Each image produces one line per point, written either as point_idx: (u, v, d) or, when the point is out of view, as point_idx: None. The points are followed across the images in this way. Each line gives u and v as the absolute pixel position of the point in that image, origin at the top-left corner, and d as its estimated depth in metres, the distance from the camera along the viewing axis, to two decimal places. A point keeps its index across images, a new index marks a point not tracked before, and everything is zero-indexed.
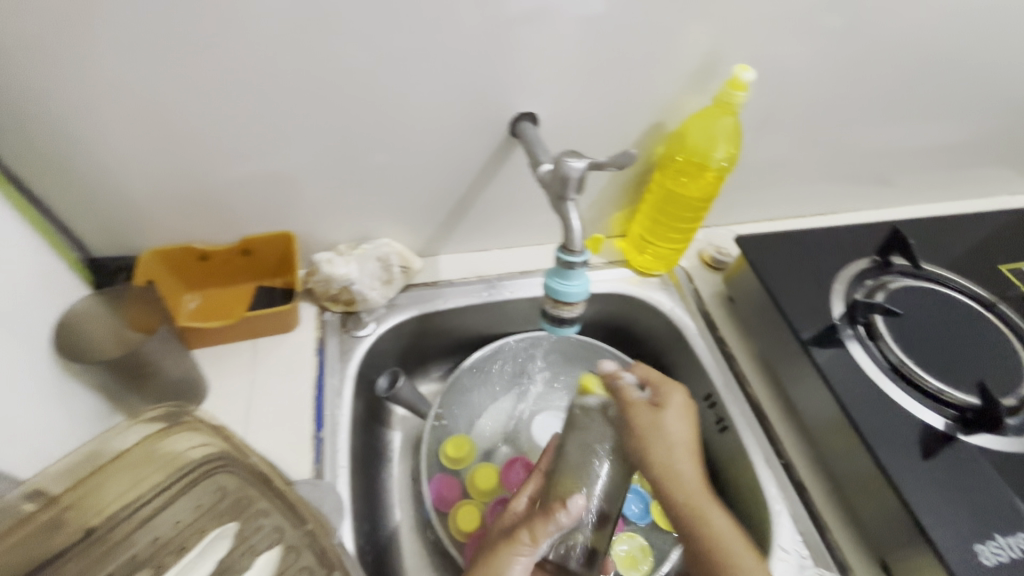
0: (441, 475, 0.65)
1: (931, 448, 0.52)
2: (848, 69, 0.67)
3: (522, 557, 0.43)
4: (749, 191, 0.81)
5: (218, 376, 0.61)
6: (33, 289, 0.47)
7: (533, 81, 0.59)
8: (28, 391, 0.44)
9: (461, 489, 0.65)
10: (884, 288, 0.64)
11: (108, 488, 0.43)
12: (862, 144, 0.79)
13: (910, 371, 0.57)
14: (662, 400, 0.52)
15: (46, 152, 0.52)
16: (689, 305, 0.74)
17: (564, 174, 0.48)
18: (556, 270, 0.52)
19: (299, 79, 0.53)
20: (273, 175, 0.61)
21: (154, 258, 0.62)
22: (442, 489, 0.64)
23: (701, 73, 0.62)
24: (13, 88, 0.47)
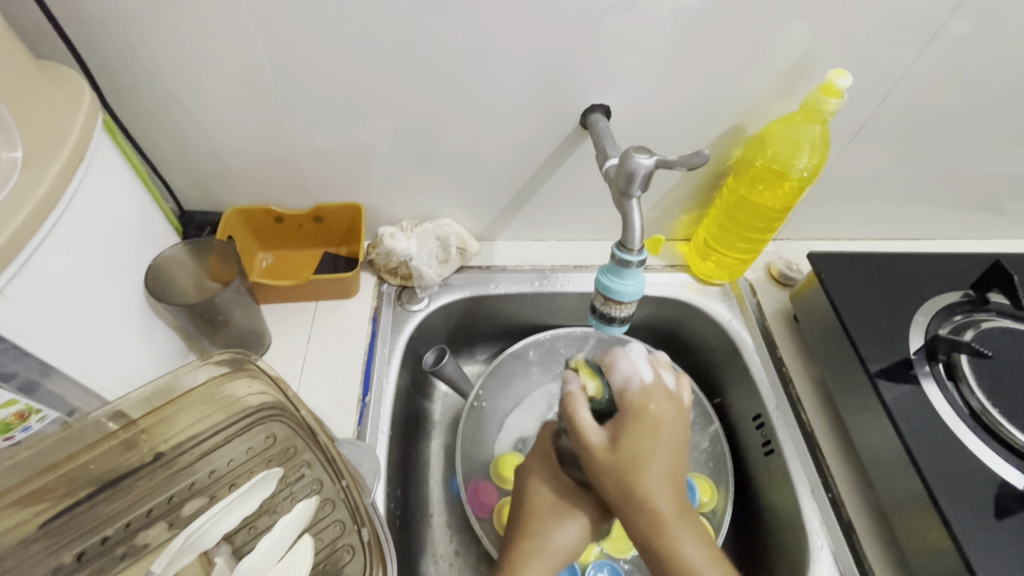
0: (477, 481, 0.67)
1: (1007, 507, 0.47)
2: (964, 81, 0.60)
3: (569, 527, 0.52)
4: (830, 206, 0.76)
5: (281, 331, 0.65)
6: (130, 232, 0.52)
7: (611, 73, 0.57)
8: (118, 322, 0.49)
9: (496, 493, 0.66)
10: (974, 326, 0.58)
11: (177, 420, 0.48)
12: (970, 165, 0.71)
13: (993, 420, 0.51)
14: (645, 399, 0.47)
15: (153, 109, 0.57)
16: (749, 319, 0.70)
17: (630, 170, 0.46)
18: (610, 267, 0.51)
19: (384, 58, 0.55)
20: (349, 148, 0.63)
21: (237, 216, 0.67)
22: (479, 495, 0.65)
23: (792, 75, 0.58)
24: (134, 51, 0.52)
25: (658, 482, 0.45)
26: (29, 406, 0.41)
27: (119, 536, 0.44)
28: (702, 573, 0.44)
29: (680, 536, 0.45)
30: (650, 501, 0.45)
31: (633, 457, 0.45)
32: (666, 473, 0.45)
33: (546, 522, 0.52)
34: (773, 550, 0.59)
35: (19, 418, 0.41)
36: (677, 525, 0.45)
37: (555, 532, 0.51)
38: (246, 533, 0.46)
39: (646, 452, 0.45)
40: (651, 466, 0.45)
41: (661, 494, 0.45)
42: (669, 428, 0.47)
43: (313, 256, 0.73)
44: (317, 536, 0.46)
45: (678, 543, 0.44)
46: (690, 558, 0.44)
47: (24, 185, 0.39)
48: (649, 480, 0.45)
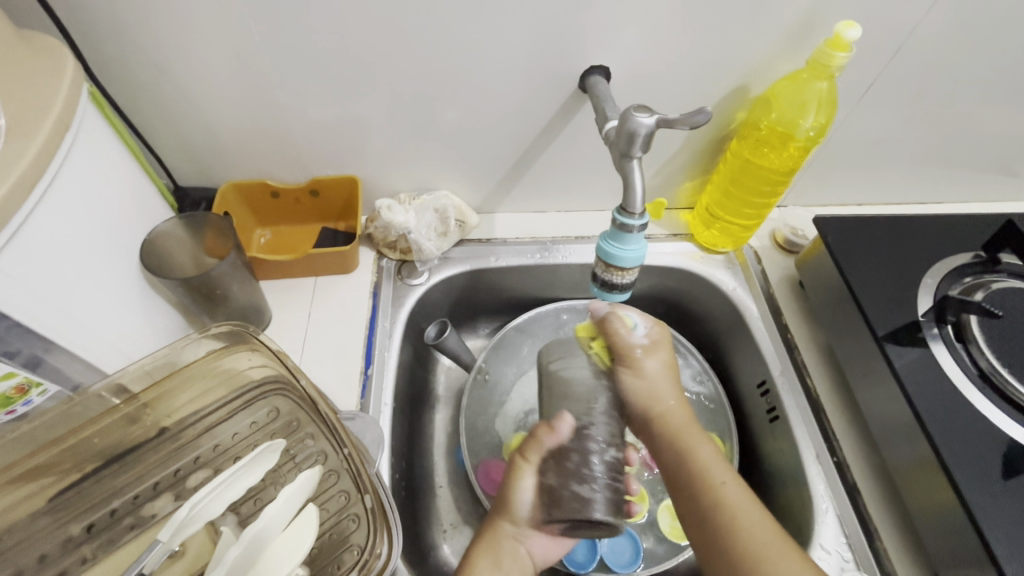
0: (488, 461, 0.66)
1: (1016, 467, 0.47)
2: (978, 35, 0.58)
3: (523, 485, 0.51)
4: (838, 170, 0.74)
5: (281, 307, 0.65)
6: (124, 206, 0.52)
7: (610, 33, 0.55)
8: (115, 296, 0.49)
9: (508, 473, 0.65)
10: (984, 287, 0.56)
11: (180, 394, 0.48)
12: (983, 124, 0.69)
13: (1002, 380, 0.50)
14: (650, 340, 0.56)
15: (142, 82, 0.56)
16: (753, 286, 0.69)
17: (631, 130, 0.45)
18: (612, 232, 0.50)
19: (375, 23, 0.53)
20: (343, 120, 0.62)
21: (232, 191, 0.66)
22: (490, 475, 0.65)
23: (798, 31, 0.56)
24: (120, 21, 0.50)
25: (668, 396, 0.54)
26: (29, 379, 0.41)
27: (128, 508, 0.44)
28: (714, 471, 0.48)
29: (693, 442, 0.51)
30: (664, 406, 0.53)
31: (651, 377, 0.55)
32: (673, 391, 0.55)
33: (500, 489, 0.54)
34: (777, 514, 0.59)
35: (19, 392, 0.41)
36: (690, 432, 0.52)
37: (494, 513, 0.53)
38: (252, 504, 0.46)
39: (654, 377, 0.55)
40: (659, 386, 0.54)
41: (676, 407, 0.54)
42: (666, 377, 0.55)
43: (311, 231, 0.72)
44: (322, 506, 0.47)
45: (692, 446, 0.51)
46: (703, 459, 0.50)
47: (8, 156, 0.38)
48: (660, 398, 0.54)
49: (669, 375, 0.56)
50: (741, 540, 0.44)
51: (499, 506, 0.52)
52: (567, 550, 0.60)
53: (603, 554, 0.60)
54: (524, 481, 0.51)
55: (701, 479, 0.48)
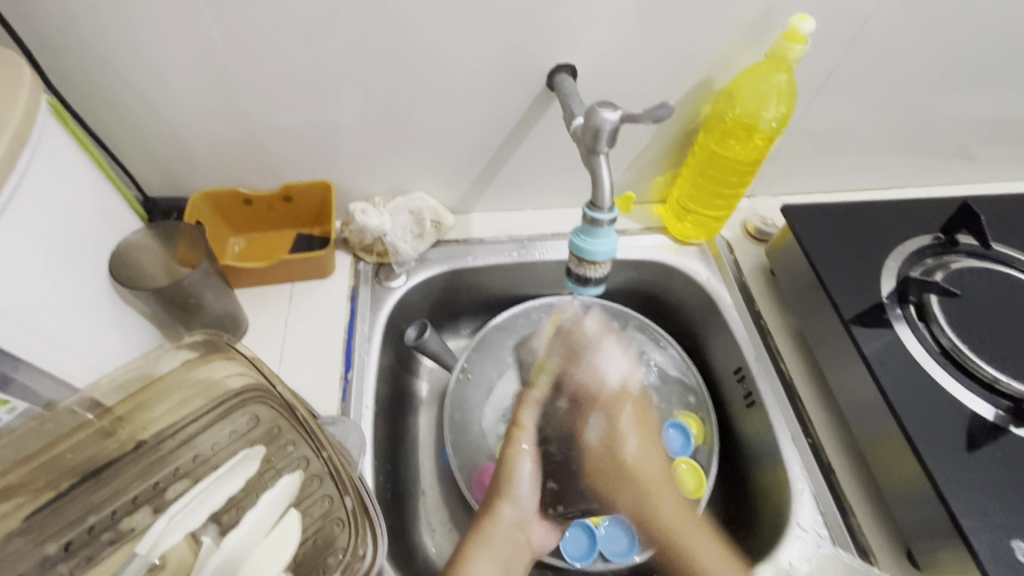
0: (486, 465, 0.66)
1: (978, 439, 0.49)
2: (928, 23, 0.60)
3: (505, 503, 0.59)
4: (804, 159, 0.76)
5: (258, 315, 0.64)
6: (89, 219, 0.51)
7: (574, 31, 0.56)
8: (84, 310, 0.48)
9: None
10: (944, 267, 0.58)
11: (156, 406, 0.48)
12: (939, 109, 0.72)
13: (963, 356, 0.52)
14: (615, 429, 0.65)
15: (105, 93, 0.55)
16: (726, 276, 0.71)
17: (596, 127, 0.46)
18: (583, 228, 0.50)
19: (340, 27, 0.53)
20: (314, 125, 0.62)
21: (204, 201, 0.66)
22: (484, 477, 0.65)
23: (756, 25, 0.57)
24: (79, 31, 0.50)
25: (667, 508, 0.59)
26: None
27: (106, 524, 0.44)
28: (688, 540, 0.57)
29: (694, 545, 0.57)
30: (658, 503, 0.59)
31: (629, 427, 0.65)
32: (656, 468, 0.62)
33: (502, 470, 0.62)
34: (756, 495, 0.61)
35: None
36: (683, 522, 0.58)
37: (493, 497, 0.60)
38: (234, 513, 0.45)
39: (644, 483, 0.61)
40: (644, 483, 0.61)
41: (669, 501, 0.60)
42: (650, 467, 0.62)
43: (286, 237, 0.72)
44: (305, 511, 0.47)
45: (693, 551, 0.56)
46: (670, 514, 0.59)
47: None
48: (647, 488, 0.61)
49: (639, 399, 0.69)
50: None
51: (496, 489, 0.60)
52: (570, 541, 0.61)
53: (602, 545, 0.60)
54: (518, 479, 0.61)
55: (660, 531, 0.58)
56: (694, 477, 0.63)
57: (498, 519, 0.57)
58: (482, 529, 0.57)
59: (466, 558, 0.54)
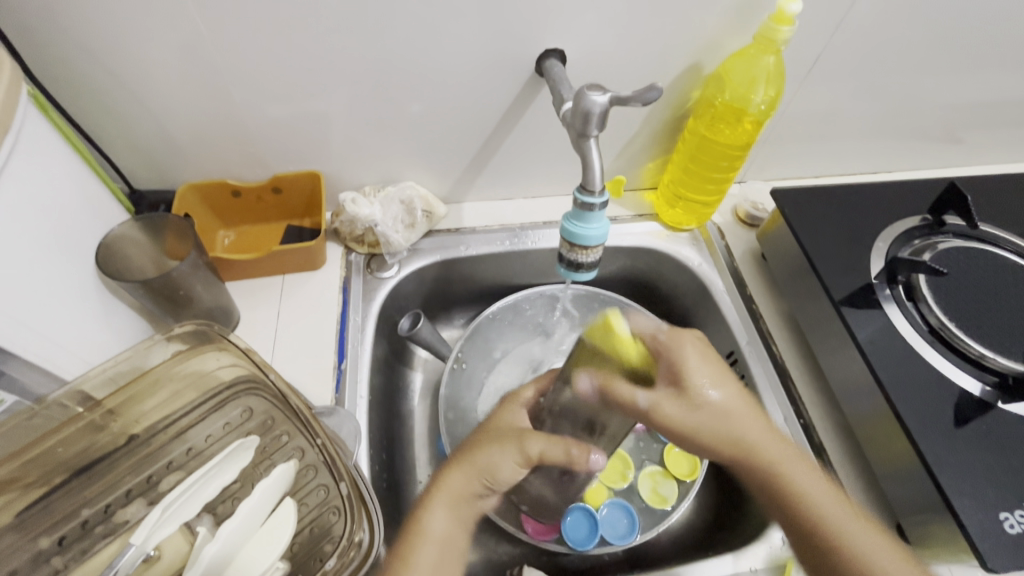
0: None
1: (967, 415, 0.49)
2: (915, 5, 0.61)
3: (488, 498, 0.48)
4: (794, 143, 0.76)
5: (249, 307, 0.64)
6: (74, 211, 0.50)
7: (563, 16, 0.56)
8: (71, 302, 0.48)
9: None
10: (932, 248, 0.59)
11: (148, 399, 0.48)
12: (926, 92, 0.72)
13: (950, 334, 0.53)
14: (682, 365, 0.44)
15: (86, 83, 0.54)
16: (718, 261, 0.71)
17: (585, 110, 0.46)
18: (574, 213, 0.50)
19: (326, 15, 0.53)
20: (302, 115, 0.61)
21: (192, 193, 0.65)
22: None
23: (744, 8, 0.57)
24: (59, 20, 0.49)
25: (757, 431, 0.46)
26: None
27: (99, 517, 0.43)
28: (830, 512, 0.44)
29: (791, 471, 0.45)
30: (740, 434, 0.46)
31: (724, 411, 0.46)
32: (761, 428, 0.47)
33: (484, 445, 0.48)
34: None
35: None
36: (780, 450, 0.47)
37: (464, 463, 0.47)
38: (229, 504, 0.45)
39: (738, 422, 0.46)
40: (749, 438, 0.46)
41: (756, 428, 0.46)
42: (739, 411, 0.46)
43: (276, 229, 0.71)
44: (301, 500, 0.47)
45: (785, 471, 0.45)
46: (799, 477, 0.45)
47: None
48: (756, 452, 0.46)
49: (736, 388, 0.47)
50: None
51: (462, 457, 0.48)
52: (571, 526, 0.59)
53: (603, 529, 0.59)
54: (499, 464, 0.46)
55: (793, 497, 0.45)
56: (687, 459, 0.64)
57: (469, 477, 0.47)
58: (445, 477, 0.47)
59: (421, 516, 0.45)
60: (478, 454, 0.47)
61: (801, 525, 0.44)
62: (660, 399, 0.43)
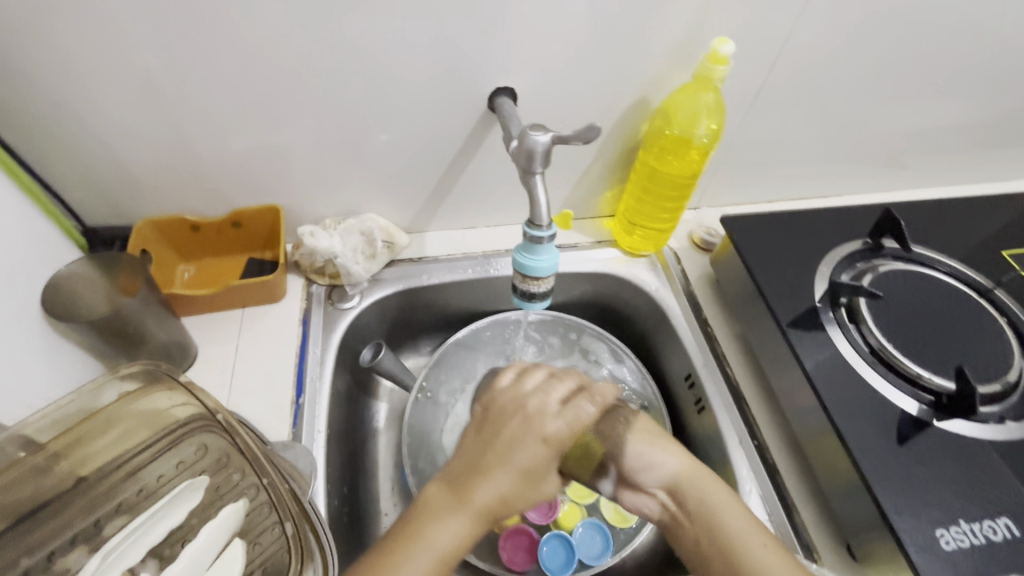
0: None
1: (906, 434, 0.51)
2: (844, 44, 0.65)
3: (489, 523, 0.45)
4: (745, 170, 0.79)
5: (207, 342, 0.64)
6: (19, 253, 0.50)
7: (511, 56, 0.58)
8: (16, 345, 0.47)
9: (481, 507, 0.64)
10: (872, 271, 0.62)
11: (97, 440, 0.47)
12: (865, 122, 0.76)
13: (889, 356, 0.55)
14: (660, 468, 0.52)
15: (37, 124, 0.54)
16: (674, 286, 0.73)
17: (529, 148, 0.48)
18: (524, 245, 0.52)
19: (280, 56, 0.54)
20: (260, 151, 0.62)
21: (149, 227, 0.65)
22: None
23: (683, 46, 0.60)
24: (9, 65, 0.50)
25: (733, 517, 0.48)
26: None
27: (42, 566, 0.42)
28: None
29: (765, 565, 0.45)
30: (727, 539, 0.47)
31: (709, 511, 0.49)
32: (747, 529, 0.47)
33: (501, 464, 0.45)
34: None
35: None
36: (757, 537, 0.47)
37: (478, 484, 0.44)
38: (177, 546, 0.44)
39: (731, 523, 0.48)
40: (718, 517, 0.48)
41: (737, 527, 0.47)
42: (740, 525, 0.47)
43: (237, 262, 0.71)
44: (253, 540, 0.46)
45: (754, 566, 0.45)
46: (717, 506, 0.49)
47: None
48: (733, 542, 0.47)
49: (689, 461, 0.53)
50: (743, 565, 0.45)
51: (483, 471, 0.45)
52: (548, 554, 0.60)
53: (580, 553, 0.60)
54: (505, 489, 0.44)
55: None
56: None
57: (491, 499, 0.44)
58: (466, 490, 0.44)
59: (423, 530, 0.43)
60: (489, 476, 0.45)
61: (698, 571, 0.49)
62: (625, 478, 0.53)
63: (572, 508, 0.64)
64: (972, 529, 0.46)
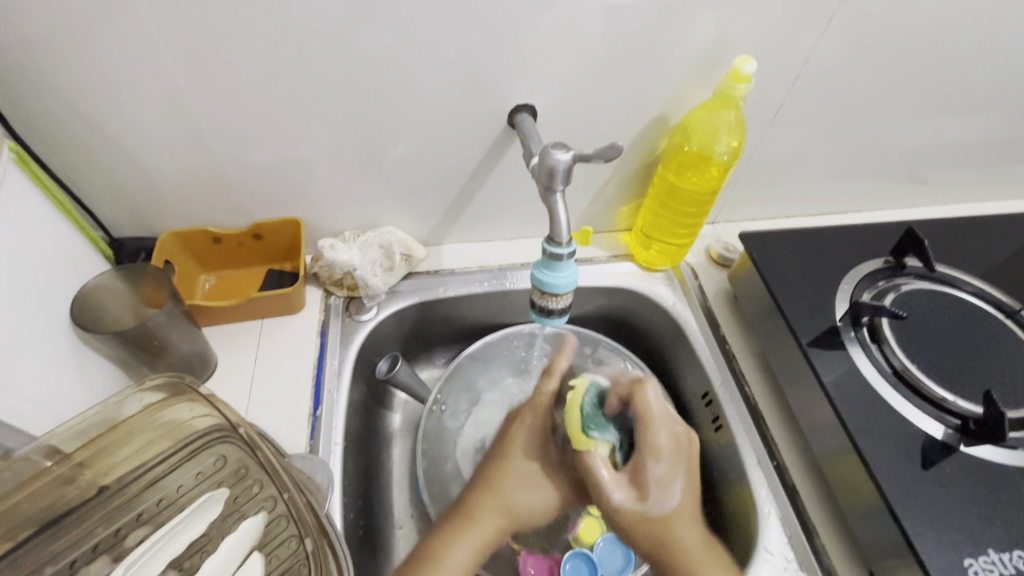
0: None
1: (930, 458, 0.50)
2: (866, 61, 0.64)
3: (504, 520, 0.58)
4: (763, 186, 0.79)
5: (227, 352, 0.64)
6: (50, 265, 0.51)
7: (531, 74, 0.59)
8: (43, 355, 0.48)
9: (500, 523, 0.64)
10: (894, 290, 0.61)
11: (119, 449, 0.47)
12: (886, 138, 0.76)
13: (913, 377, 0.54)
14: (650, 481, 0.57)
15: (68, 139, 0.56)
16: (691, 301, 0.73)
17: (550, 167, 0.48)
18: (544, 261, 0.52)
19: (305, 73, 0.55)
20: (282, 164, 0.63)
21: (173, 239, 0.66)
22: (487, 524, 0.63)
23: (704, 64, 0.61)
24: (45, 82, 0.51)
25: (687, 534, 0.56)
26: None
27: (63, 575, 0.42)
28: None
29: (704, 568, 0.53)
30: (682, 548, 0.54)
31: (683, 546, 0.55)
32: (699, 545, 0.55)
33: (505, 472, 0.60)
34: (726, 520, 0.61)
35: None
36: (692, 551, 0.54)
37: (513, 496, 0.59)
38: (197, 557, 0.43)
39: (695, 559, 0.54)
40: (686, 540, 0.55)
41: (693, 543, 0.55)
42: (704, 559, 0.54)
43: (257, 273, 0.72)
44: (270, 553, 0.46)
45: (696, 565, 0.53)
46: (682, 543, 0.55)
47: None
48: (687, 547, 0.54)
49: (678, 505, 0.57)
50: (692, 574, 0.52)
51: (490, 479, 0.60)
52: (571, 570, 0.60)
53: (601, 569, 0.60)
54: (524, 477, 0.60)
55: None
56: None
57: (498, 513, 0.57)
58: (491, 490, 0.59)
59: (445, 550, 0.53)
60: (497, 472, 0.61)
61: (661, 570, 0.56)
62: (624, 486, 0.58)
63: (591, 520, 0.63)
64: (1001, 559, 0.45)
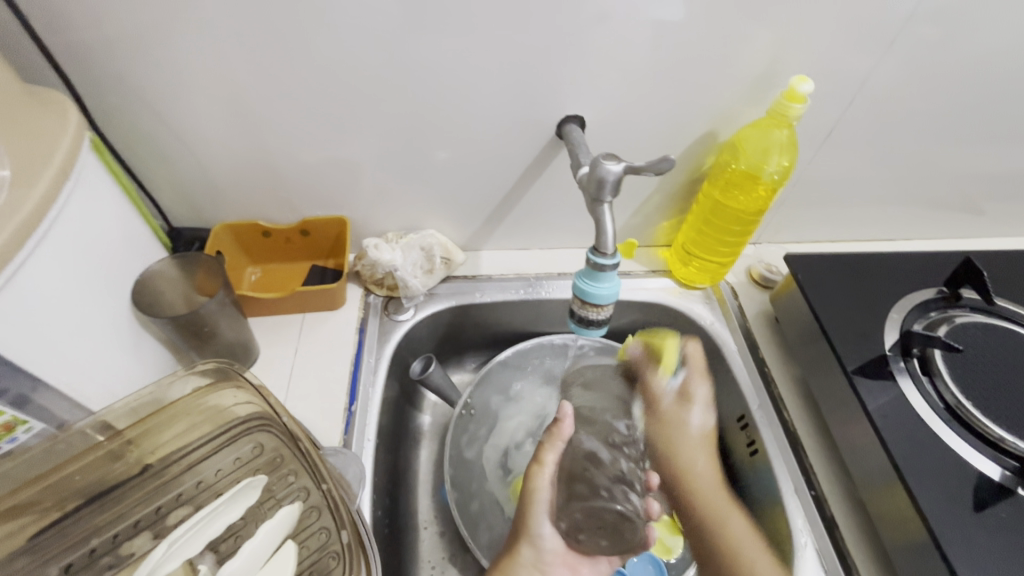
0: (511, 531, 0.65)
1: (985, 500, 0.48)
2: (928, 86, 0.63)
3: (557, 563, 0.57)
4: (810, 208, 0.77)
5: (269, 343, 0.66)
6: (117, 250, 0.54)
7: (583, 86, 0.59)
8: (103, 336, 0.50)
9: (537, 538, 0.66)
10: (948, 321, 0.59)
11: (165, 430, 0.49)
12: (943, 165, 0.73)
13: (967, 413, 0.52)
14: (690, 393, 0.66)
15: (138, 132, 0.59)
16: (730, 321, 0.71)
17: (600, 177, 0.48)
18: (587, 271, 0.52)
19: (363, 79, 0.57)
20: (334, 165, 0.65)
21: (225, 231, 0.69)
22: None
23: (758, 82, 0.60)
24: (123, 78, 0.54)
25: (707, 487, 0.63)
26: (16, 418, 0.43)
27: (107, 547, 0.44)
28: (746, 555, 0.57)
29: (727, 516, 0.61)
30: (694, 478, 0.63)
31: (702, 478, 0.64)
32: (714, 482, 0.64)
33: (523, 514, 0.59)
34: None
35: (4, 429, 0.42)
36: (723, 504, 0.62)
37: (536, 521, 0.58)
38: (231, 542, 0.45)
39: (727, 522, 0.60)
40: (729, 517, 0.61)
41: (734, 521, 0.60)
42: (728, 509, 0.61)
43: (300, 269, 0.74)
44: (301, 543, 0.46)
45: (726, 519, 0.60)
46: (705, 486, 0.63)
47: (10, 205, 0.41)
48: (719, 509, 0.62)
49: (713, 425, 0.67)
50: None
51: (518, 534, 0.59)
52: None
53: None
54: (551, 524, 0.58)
55: (726, 538, 0.59)
56: None
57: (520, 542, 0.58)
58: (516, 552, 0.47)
59: None
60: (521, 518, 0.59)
61: (714, 554, 0.58)
62: (677, 411, 0.65)
63: None
64: None
